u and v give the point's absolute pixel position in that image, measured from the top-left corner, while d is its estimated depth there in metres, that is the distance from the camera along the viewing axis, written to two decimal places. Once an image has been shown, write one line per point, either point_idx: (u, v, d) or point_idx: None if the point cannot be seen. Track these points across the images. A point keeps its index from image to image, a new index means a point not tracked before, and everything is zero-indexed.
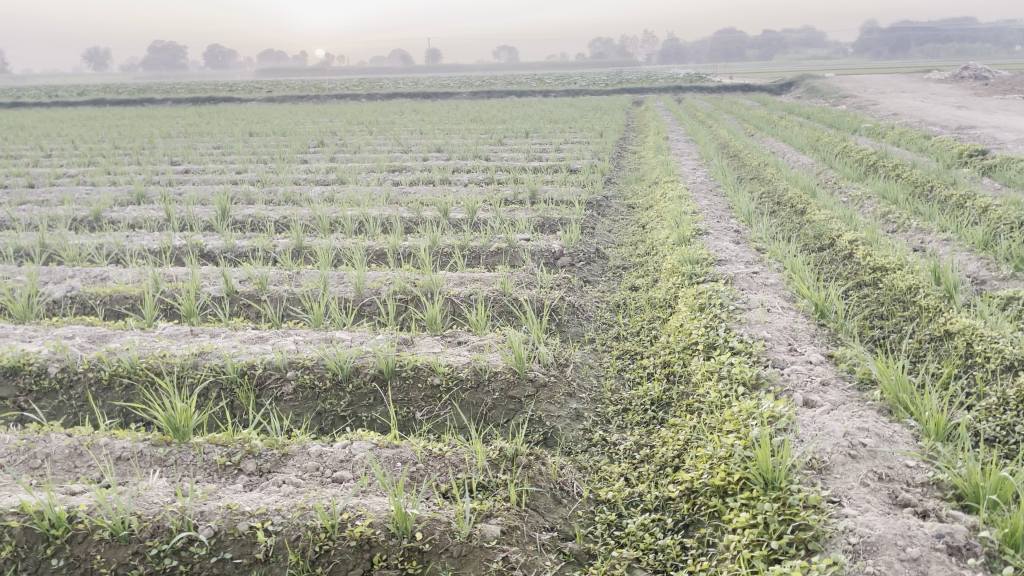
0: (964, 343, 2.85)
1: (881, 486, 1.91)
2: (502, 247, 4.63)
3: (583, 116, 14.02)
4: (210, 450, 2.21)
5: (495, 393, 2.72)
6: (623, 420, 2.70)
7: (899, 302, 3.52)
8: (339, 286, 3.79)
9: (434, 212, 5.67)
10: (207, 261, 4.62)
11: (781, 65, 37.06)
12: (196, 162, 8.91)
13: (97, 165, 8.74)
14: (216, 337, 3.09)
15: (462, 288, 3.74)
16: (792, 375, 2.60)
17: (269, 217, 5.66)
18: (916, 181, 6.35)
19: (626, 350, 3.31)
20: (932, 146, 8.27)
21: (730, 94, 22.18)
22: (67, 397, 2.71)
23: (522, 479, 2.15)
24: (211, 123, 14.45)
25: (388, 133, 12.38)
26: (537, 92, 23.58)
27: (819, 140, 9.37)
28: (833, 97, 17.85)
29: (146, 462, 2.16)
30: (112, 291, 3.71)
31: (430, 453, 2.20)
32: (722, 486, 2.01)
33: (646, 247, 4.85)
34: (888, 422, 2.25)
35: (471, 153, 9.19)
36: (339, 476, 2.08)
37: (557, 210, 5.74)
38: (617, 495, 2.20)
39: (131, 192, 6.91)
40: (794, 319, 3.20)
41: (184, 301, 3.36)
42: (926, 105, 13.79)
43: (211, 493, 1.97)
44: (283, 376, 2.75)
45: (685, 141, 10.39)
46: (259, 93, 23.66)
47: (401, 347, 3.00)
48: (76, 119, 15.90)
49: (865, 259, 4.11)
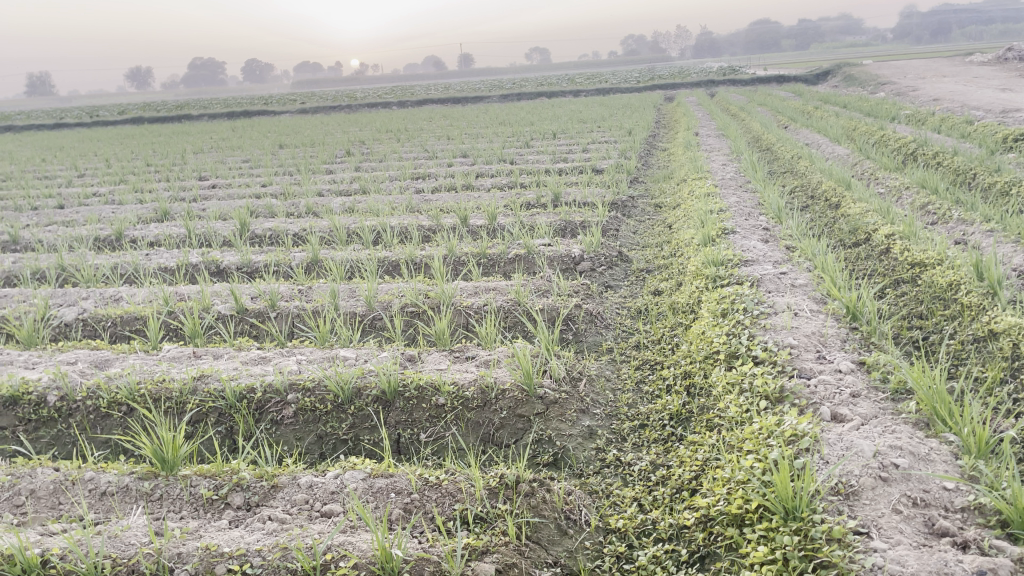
0: (1010, 344, 2.63)
1: (915, 513, 1.73)
2: (520, 254, 4.49)
3: (612, 114, 13.83)
4: (197, 482, 2.11)
5: (503, 412, 2.58)
6: (639, 437, 2.54)
7: (939, 301, 3.30)
8: (349, 300, 3.68)
9: (454, 219, 5.55)
10: (221, 279, 4.56)
11: (818, 54, 36.35)
12: (223, 176, 8.92)
13: (127, 182, 8.80)
14: (218, 359, 3.00)
15: (475, 298, 3.61)
16: (820, 386, 2.40)
17: (288, 230, 5.59)
18: (958, 169, 6.07)
19: (645, 360, 3.14)
20: (974, 131, 7.93)
21: (765, 86, 21.77)
22: (66, 425, 2.64)
23: (523, 509, 2.01)
24: (242, 137, 14.55)
25: (416, 139, 12.32)
26: (568, 92, 23.37)
27: (855, 130, 9.07)
28: (871, 85, 17.36)
29: (132, 498, 2.07)
30: (122, 312, 3.64)
31: (426, 483, 2.07)
32: (740, 515, 1.84)
33: (671, 248, 4.67)
34: (923, 437, 2.06)
35: (496, 157, 9.06)
36: (328, 510, 1.97)
37: (580, 213, 5.58)
38: (628, 523, 2.04)
39: (155, 208, 6.92)
40: (823, 323, 2.99)
41: (189, 321, 3.27)
42: (968, 89, 13.32)
43: (191, 533, 1.86)
44: (284, 399, 2.64)
45: (716, 136, 10.12)
46: (292, 105, 23.91)
47: (406, 364, 2.88)
48: (113, 137, 16.12)
49: (902, 254, 3.88)
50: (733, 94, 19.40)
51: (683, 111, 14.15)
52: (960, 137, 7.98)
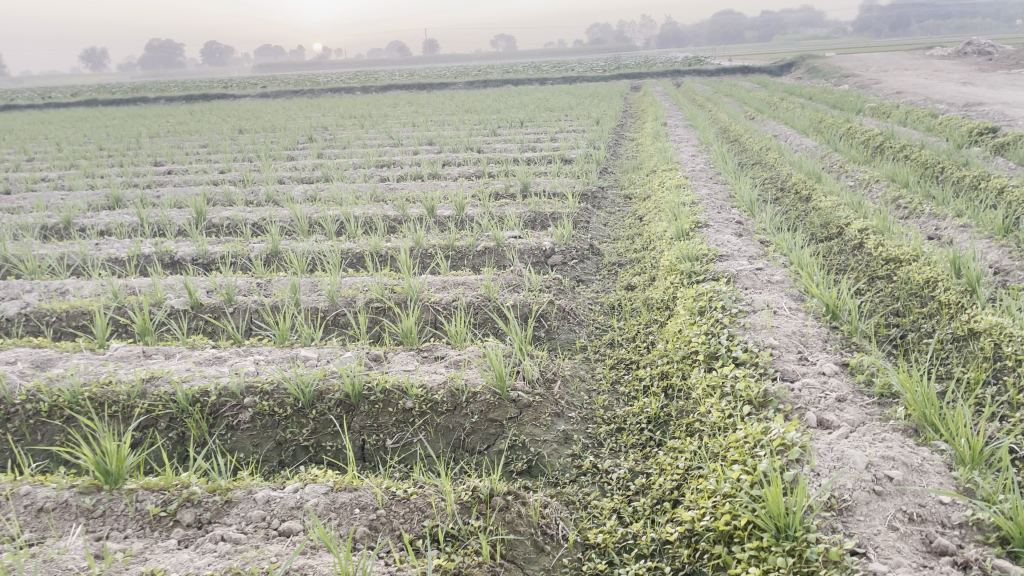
0: (991, 344, 2.57)
1: (912, 530, 1.64)
2: (489, 246, 4.36)
3: (580, 103, 13.72)
4: (144, 497, 1.95)
5: (474, 416, 2.45)
6: (616, 442, 2.43)
7: (916, 297, 3.24)
8: (311, 294, 3.52)
9: (420, 209, 5.38)
10: (175, 271, 4.35)
11: (780, 46, 36.63)
12: (179, 162, 8.62)
13: (78, 167, 8.46)
14: (170, 359, 2.82)
15: (444, 294, 3.47)
16: (804, 391, 2.31)
17: (247, 219, 5.38)
18: (926, 162, 6.07)
19: (621, 359, 3.04)
20: (940, 125, 7.97)
21: (731, 76, 21.86)
22: (3, 431, 2.45)
23: (497, 525, 1.89)
24: (199, 121, 14.16)
25: (380, 126, 12.08)
26: (534, 80, 23.23)
27: (822, 121, 9.08)
28: (835, 77, 17.48)
29: (70, 515, 1.90)
30: (68, 306, 3.44)
31: (392, 497, 1.94)
32: (728, 532, 1.73)
33: (643, 241, 4.57)
34: (914, 446, 1.97)
35: (463, 145, 8.89)
36: (287, 529, 1.82)
37: (549, 203, 5.46)
38: (608, 538, 1.93)
39: (107, 195, 6.62)
40: (803, 322, 2.91)
41: (139, 318, 3.08)
42: (930, 83, 13.46)
43: (136, 557, 1.71)
44: (240, 403, 2.48)
45: (684, 127, 10.07)
46: (253, 89, 23.35)
47: (371, 364, 2.73)
48: (66, 120, 15.57)
49: (876, 250, 3.83)
50: (698, 84, 19.41)
51: (649, 101, 14.10)
52: (926, 130, 8.02)
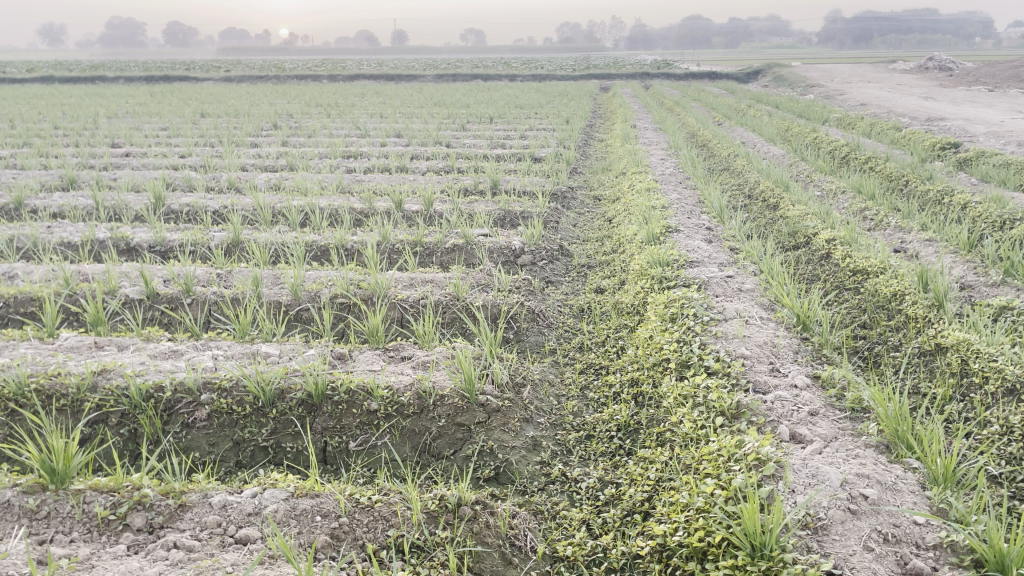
0: (958, 360, 2.58)
1: (887, 551, 1.62)
2: (458, 243, 4.29)
3: (550, 102, 13.72)
4: (91, 498, 1.85)
5: (442, 420, 2.38)
6: (586, 450, 2.38)
7: (884, 310, 3.25)
8: (274, 287, 3.42)
9: (387, 203, 5.27)
10: (131, 258, 4.20)
11: (748, 53, 37.05)
12: (138, 145, 8.37)
13: (31, 146, 8.17)
14: (124, 351, 2.70)
15: (411, 291, 3.39)
16: (777, 403, 2.29)
17: (208, 207, 5.22)
18: (891, 174, 6.14)
19: (590, 364, 2.99)
20: (903, 138, 8.09)
21: (699, 82, 22.01)
22: None
23: (465, 537, 1.82)
24: (160, 102, 13.81)
25: (347, 116, 11.90)
26: (503, 75, 23.17)
27: (789, 130, 9.17)
28: (800, 87, 17.70)
29: (12, 516, 1.78)
30: (16, 292, 3.29)
31: (356, 505, 1.87)
32: (701, 548, 1.69)
33: (613, 244, 4.54)
34: (887, 463, 1.96)
35: (431, 138, 8.79)
36: (244, 536, 1.74)
37: (519, 202, 5.40)
38: (577, 551, 1.88)
39: (60, 176, 6.39)
40: (774, 332, 2.89)
41: (91, 307, 2.95)
42: (893, 96, 13.68)
43: (82, 564, 1.61)
44: (196, 400, 2.38)
45: (653, 129, 10.09)
46: (217, 72, 22.87)
47: (335, 363, 2.64)
48: (21, 96, 15.07)
49: (844, 260, 3.84)
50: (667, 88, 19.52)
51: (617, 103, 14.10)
52: (889, 143, 8.12)
